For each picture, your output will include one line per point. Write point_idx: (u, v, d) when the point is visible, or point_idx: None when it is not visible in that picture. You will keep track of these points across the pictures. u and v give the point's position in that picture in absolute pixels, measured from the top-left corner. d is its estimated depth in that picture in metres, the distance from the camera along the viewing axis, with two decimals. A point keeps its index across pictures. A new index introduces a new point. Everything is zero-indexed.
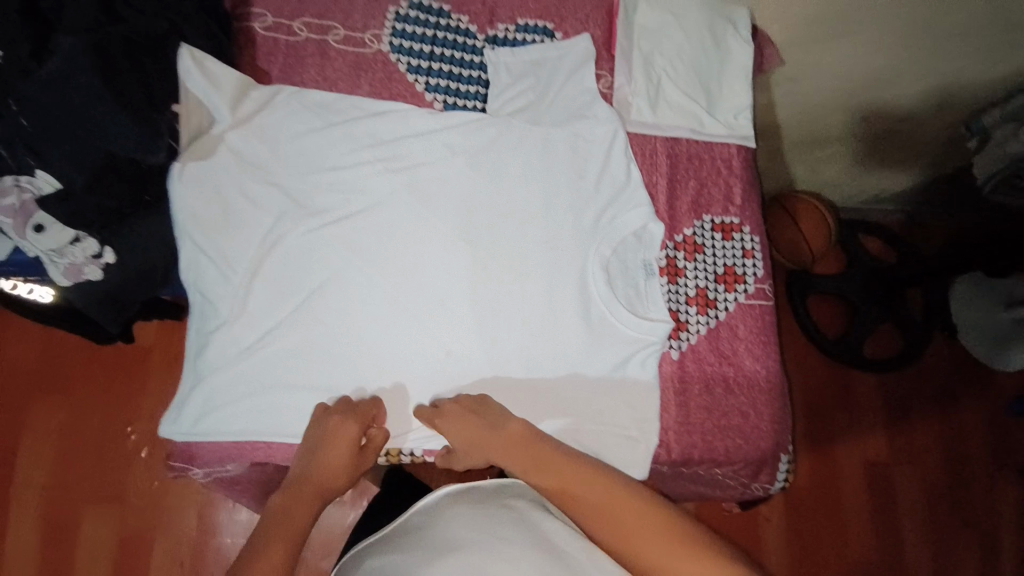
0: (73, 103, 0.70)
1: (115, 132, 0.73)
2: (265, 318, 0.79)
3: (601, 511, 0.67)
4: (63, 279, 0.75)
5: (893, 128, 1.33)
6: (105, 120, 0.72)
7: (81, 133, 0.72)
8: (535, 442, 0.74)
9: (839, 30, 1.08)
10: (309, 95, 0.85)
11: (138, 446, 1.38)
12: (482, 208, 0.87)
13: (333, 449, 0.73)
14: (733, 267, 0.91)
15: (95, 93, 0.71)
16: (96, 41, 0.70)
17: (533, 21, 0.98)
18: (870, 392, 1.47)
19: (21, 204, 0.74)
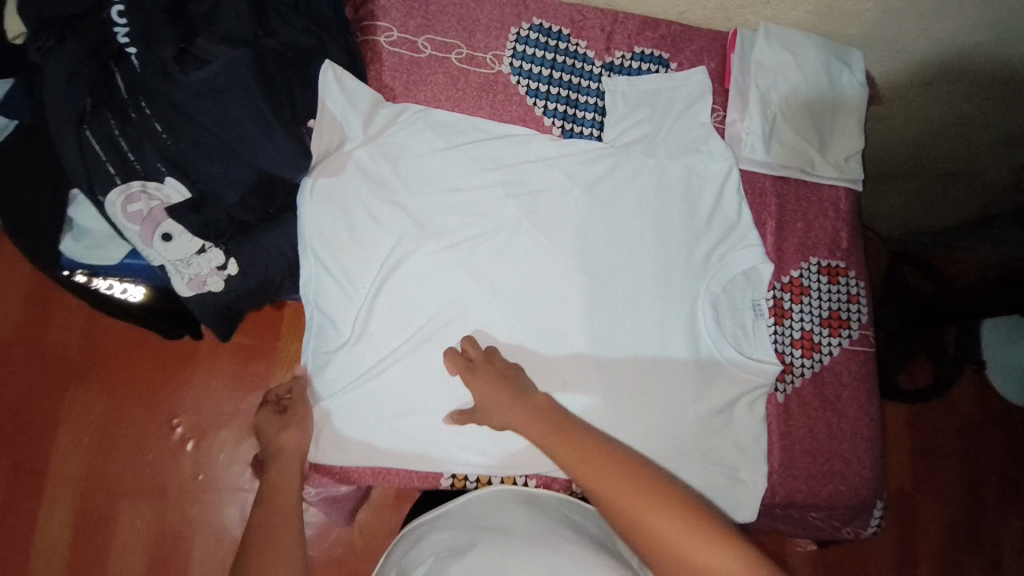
0: (224, 115, 0.68)
1: (268, 149, 0.70)
2: (384, 340, 0.80)
3: (609, 481, 0.65)
4: (187, 289, 0.73)
5: (968, 172, 1.26)
6: (250, 136, 0.69)
7: (224, 143, 0.70)
8: (549, 418, 0.72)
9: (939, 77, 1.06)
10: (434, 113, 0.84)
11: (185, 440, 1.21)
12: (598, 237, 0.87)
13: (270, 428, 0.77)
14: (838, 312, 0.91)
15: (252, 106, 0.69)
16: (255, 56, 0.69)
17: (649, 51, 0.97)
18: (933, 431, 1.47)
19: (149, 212, 0.70)
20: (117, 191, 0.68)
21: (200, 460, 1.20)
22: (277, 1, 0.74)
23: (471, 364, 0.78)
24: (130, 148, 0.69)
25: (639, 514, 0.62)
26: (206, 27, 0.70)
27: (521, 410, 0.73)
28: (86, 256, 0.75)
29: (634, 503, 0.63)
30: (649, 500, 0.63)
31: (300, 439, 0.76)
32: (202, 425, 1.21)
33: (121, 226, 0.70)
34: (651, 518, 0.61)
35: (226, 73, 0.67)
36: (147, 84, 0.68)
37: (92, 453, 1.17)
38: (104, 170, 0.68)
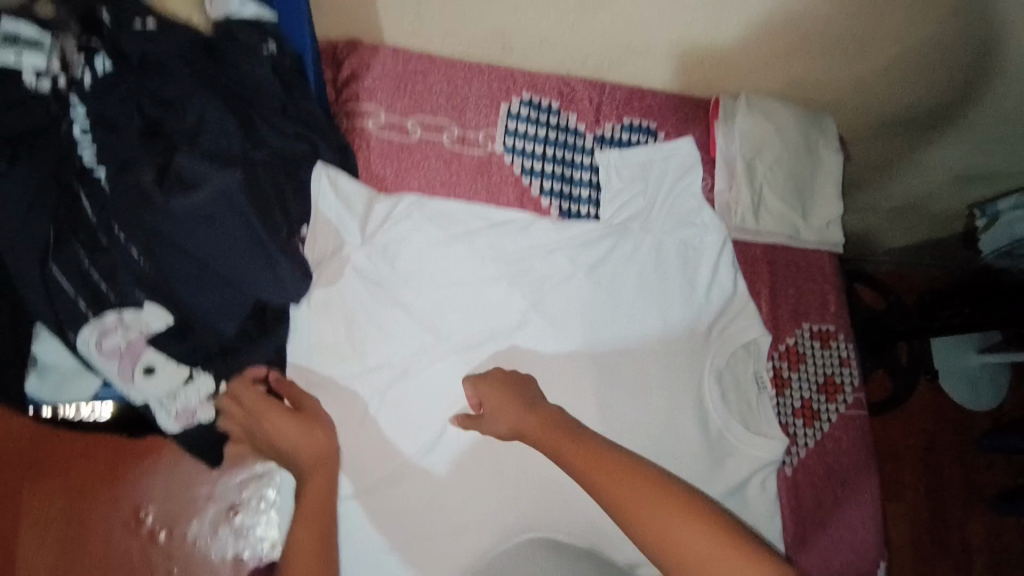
0: (217, 243, 0.61)
1: (270, 281, 0.64)
2: (394, 452, 0.75)
3: (619, 487, 0.60)
4: (173, 424, 0.68)
5: (922, 215, 1.31)
6: (247, 264, 0.62)
7: (215, 270, 0.62)
8: (557, 424, 0.68)
9: (899, 128, 1.08)
10: (435, 204, 0.79)
11: (156, 532, 1.00)
12: (605, 320, 0.86)
13: (293, 439, 0.68)
14: (833, 377, 0.94)
15: (250, 235, 0.61)
16: (251, 176, 0.63)
17: (637, 120, 0.95)
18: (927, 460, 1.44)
19: (129, 344, 0.63)
20: (89, 328, 0.62)
21: (173, 557, 0.98)
22: (264, 107, 0.65)
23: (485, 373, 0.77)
24: (102, 277, 0.61)
25: (625, 498, 0.59)
26: (187, 144, 0.59)
27: (524, 412, 0.70)
28: (54, 395, 0.67)
29: (608, 476, 0.61)
30: (629, 480, 0.60)
31: (331, 448, 0.69)
32: (173, 513, 0.99)
33: (97, 364, 0.64)
34: (638, 497, 0.59)
35: (216, 199, 0.59)
36: (122, 208, 0.59)
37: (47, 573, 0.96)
38: (73, 306, 0.61)
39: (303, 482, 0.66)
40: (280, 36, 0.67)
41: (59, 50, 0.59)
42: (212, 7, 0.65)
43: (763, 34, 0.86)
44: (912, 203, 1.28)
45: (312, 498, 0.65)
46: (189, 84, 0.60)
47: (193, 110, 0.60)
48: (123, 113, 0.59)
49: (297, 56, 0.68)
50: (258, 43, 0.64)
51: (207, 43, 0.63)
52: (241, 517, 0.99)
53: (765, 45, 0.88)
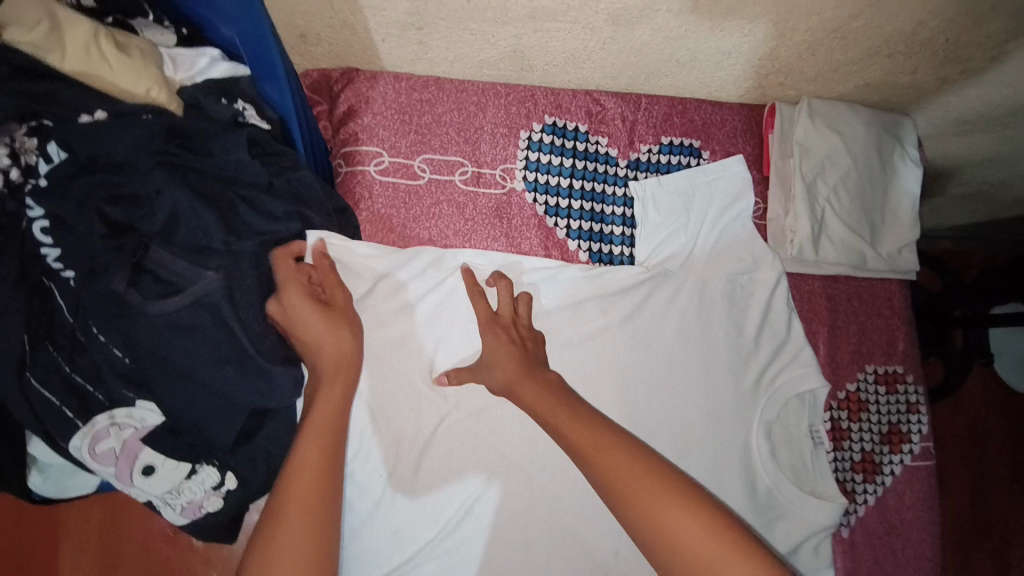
0: (204, 359, 0.54)
1: (265, 392, 0.56)
2: (413, 536, 0.70)
3: (615, 463, 0.57)
4: (182, 518, 0.62)
5: (996, 201, 1.16)
6: (243, 380, 0.55)
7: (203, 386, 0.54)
8: (560, 396, 0.63)
9: (993, 125, 0.91)
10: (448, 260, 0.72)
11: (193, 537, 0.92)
12: (640, 376, 0.78)
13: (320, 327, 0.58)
14: (898, 425, 0.84)
15: (235, 347, 0.55)
16: (231, 277, 0.55)
17: (678, 139, 0.83)
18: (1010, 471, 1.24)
19: (123, 447, 0.57)
20: (80, 434, 0.56)
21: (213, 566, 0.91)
22: (243, 185, 0.57)
23: (495, 313, 0.70)
24: (88, 380, 0.55)
25: (599, 458, 0.57)
26: (162, 242, 0.54)
27: (534, 383, 0.65)
28: (58, 491, 0.64)
29: (605, 455, 0.57)
30: (628, 462, 0.57)
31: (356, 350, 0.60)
32: None
33: (93, 466, 0.58)
34: (615, 465, 0.57)
35: (199, 307, 0.53)
36: (105, 313, 0.53)
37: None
38: (60, 415, 0.55)
39: (319, 387, 0.58)
40: (259, 99, 0.62)
41: (7, 143, 0.50)
42: (174, 71, 0.58)
43: (833, 41, 0.74)
44: (987, 190, 1.12)
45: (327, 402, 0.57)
46: (155, 174, 0.53)
47: (162, 206, 0.53)
48: (82, 219, 0.52)
49: (279, 118, 0.63)
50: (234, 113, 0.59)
51: (171, 125, 0.55)
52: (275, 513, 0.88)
53: (836, 50, 0.76)
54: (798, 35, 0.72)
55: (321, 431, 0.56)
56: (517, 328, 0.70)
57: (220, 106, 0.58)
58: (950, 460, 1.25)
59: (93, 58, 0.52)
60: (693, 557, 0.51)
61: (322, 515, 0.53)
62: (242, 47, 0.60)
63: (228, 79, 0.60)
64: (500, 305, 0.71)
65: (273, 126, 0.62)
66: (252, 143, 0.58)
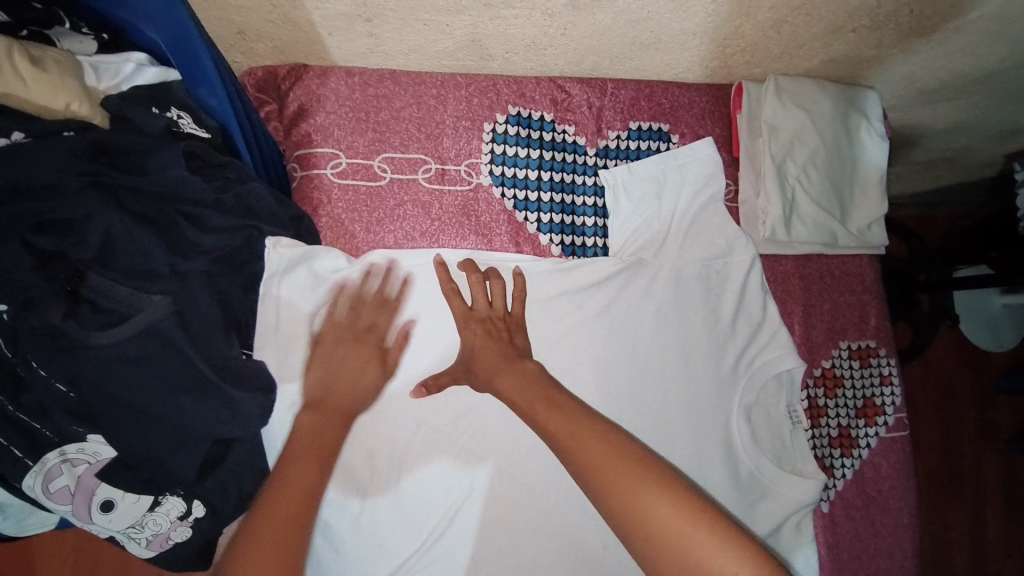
0: (154, 389, 0.51)
1: (225, 422, 0.53)
2: (394, 546, 0.68)
3: (598, 452, 0.55)
4: (148, 551, 0.59)
5: (960, 167, 1.18)
6: (197, 408, 0.52)
7: (157, 417, 0.51)
8: (539, 385, 0.63)
9: (956, 94, 0.91)
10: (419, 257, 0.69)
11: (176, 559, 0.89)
12: (619, 368, 0.77)
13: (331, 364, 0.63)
14: (872, 398, 0.86)
15: (189, 371, 0.52)
16: (180, 303, 0.53)
17: (646, 124, 0.81)
18: (977, 429, 1.28)
19: (78, 484, 0.54)
20: (32, 474, 0.53)
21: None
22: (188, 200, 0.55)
23: (470, 308, 0.68)
24: (34, 417, 0.52)
25: (581, 446, 0.56)
26: (99, 267, 0.51)
27: (512, 371, 0.64)
28: (16, 527, 0.59)
29: (586, 446, 0.56)
30: (607, 450, 0.56)
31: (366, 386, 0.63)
32: None
33: (50, 504, 0.55)
34: (592, 449, 0.56)
35: (144, 336, 0.50)
36: (41, 348, 0.49)
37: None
38: (8, 456, 0.52)
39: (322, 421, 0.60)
40: (193, 105, 0.58)
41: None
42: (98, 81, 0.55)
43: (798, 18, 0.73)
44: (950, 157, 1.13)
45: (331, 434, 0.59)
46: (85, 197, 0.50)
47: (93, 232, 0.50)
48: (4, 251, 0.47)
49: (219, 126, 0.60)
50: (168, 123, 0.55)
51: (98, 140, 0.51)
52: None
53: (801, 26, 0.74)
54: (763, 13, 0.70)
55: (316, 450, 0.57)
56: (493, 320, 0.68)
57: (151, 116, 0.54)
58: (923, 422, 1.28)
59: (7, 67, 0.48)
60: (672, 543, 0.50)
61: (305, 523, 0.51)
62: (170, 52, 0.56)
63: (159, 85, 0.57)
64: (475, 297, 0.69)
65: (212, 134, 0.59)
66: (191, 156, 0.55)
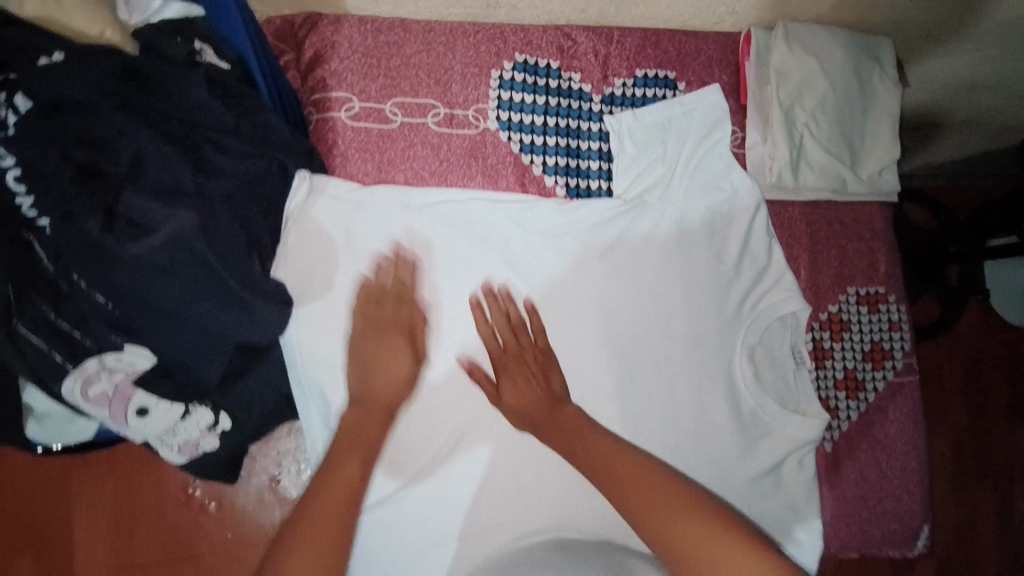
0: (183, 295, 0.57)
1: (249, 326, 0.61)
2: (404, 463, 0.72)
3: (619, 478, 0.60)
4: (182, 457, 0.65)
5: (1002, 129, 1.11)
6: (222, 313, 0.59)
7: (187, 321, 0.58)
8: (553, 408, 0.68)
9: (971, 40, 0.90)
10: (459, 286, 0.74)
11: (205, 503, 1.04)
12: (622, 307, 0.79)
13: (370, 364, 0.69)
14: (880, 343, 0.86)
15: (215, 283, 0.58)
16: (204, 217, 0.58)
17: (652, 72, 0.83)
18: (1005, 397, 1.24)
19: (116, 390, 0.59)
20: (72, 378, 0.58)
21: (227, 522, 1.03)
22: (214, 130, 0.60)
23: (501, 347, 0.72)
24: (74, 327, 0.57)
25: (614, 480, 0.60)
26: (132, 185, 0.56)
27: (530, 376, 0.70)
28: (56, 437, 0.66)
29: (618, 476, 0.60)
30: (636, 476, 0.59)
31: (403, 374, 0.69)
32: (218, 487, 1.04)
33: (89, 409, 0.60)
34: (641, 486, 0.58)
35: (171, 246, 0.56)
36: (80, 257, 0.55)
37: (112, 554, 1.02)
38: (50, 360, 0.57)
39: (363, 414, 0.67)
40: (215, 37, 0.65)
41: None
42: (130, 16, 0.64)
43: None
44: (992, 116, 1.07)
45: (372, 437, 0.66)
46: (115, 119, 0.56)
47: (126, 149, 0.56)
48: (50, 163, 0.54)
49: (239, 58, 0.66)
50: (192, 52, 0.62)
51: (133, 68, 0.59)
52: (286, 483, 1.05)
53: None
54: None
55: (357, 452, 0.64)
56: (525, 356, 0.71)
57: (176, 45, 0.62)
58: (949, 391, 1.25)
59: (59, 5, 0.62)
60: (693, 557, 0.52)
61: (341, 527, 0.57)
62: None
63: (183, 19, 0.64)
64: (502, 333, 0.73)
65: (232, 66, 0.65)
66: (213, 83, 0.62)
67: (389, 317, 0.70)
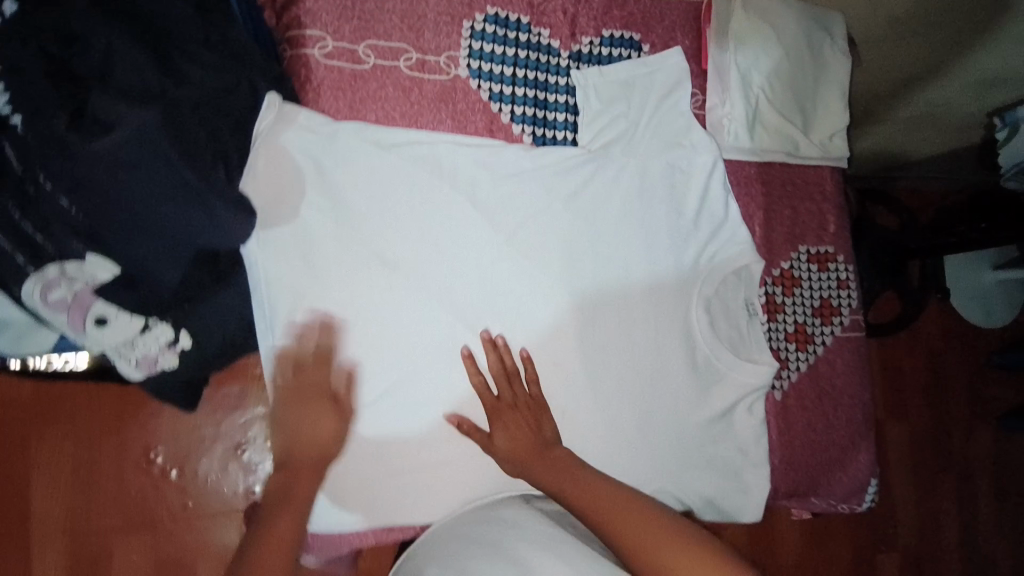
0: (147, 190, 0.62)
1: (212, 230, 0.65)
2: (364, 390, 0.74)
3: (620, 520, 0.67)
4: (138, 373, 0.66)
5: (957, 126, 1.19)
6: (185, 212, 0.64)
7: (151, 216, 0.63)
8: (542, 452, 0.74)
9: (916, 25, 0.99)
10: (437, 271, 0.76)
11: (167, 470, 1.08)
12: (586, 255, 0.82)
13: (295, 415, 0.71)
14: (829, 299, 0.91)
15: (181, 181, 0.63)
16: (169, 113, 0.62)
17: (618, 33, 0.87)
18: (917, 374, 1.40)
19: (75, 297, 0.62)
20: (32, 282, 0.61)
21: (189, 490, 1.08)
22: (184, 40, 0.65)
23: (497, 398, 0.76)
24: (37, 229, 0.60)
25: (610, 517, 0.67)
26: (101, 87, 0.60)
27: (522, 417, 0.75)
28: (12, 347, 0.66)
29: (622, 521, 0.67)
30: (632, 516, 0.67)
31: (331, 436, 0.71)
32: (183, 453, 1.08)
33: (45, 315, 0.62)
34: (641, 531, 0.66)
35: (131, 142, 0.60)
36: (46, 156, 0.58)
37: (70, 496, 1.04)
38: (12, 263, 0.60)
39: (295, 467, 0.70)
40: None
41: None
42: None
43: None
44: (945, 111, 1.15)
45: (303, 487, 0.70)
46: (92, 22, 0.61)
47: (97, 47, 0.61)
48: (27, 58, 0.59)
49: None
50: None
51: None
52: (250, 454, 1.10)
53: None
54: None
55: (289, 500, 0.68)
56: (522, 408, 0.76)
57: None
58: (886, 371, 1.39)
59: None
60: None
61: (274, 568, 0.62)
62: None
63: None
64: (500, 387, 0.76)
65: None
66: None
67: (311, 376, 0.72)
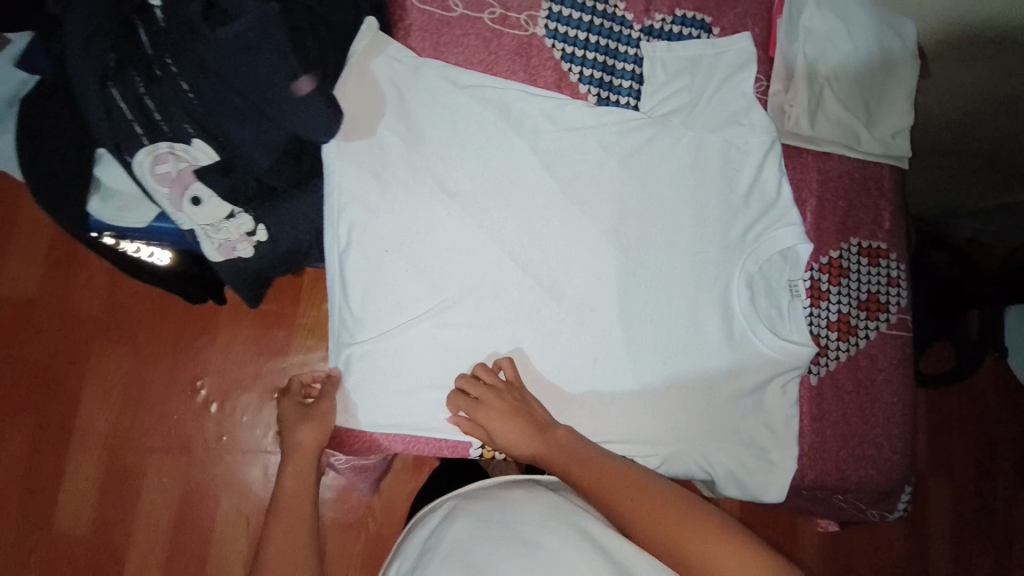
0: (252, 75, 0.68)
1: (304, 118, 0.70)
2: (410, 307, 0.79)
3: (636, 503, 0.68)
4: (217, 255, 0.75)
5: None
6: (282, 99, 0.69)
7: (254, 103, 0.70)
8: (548, 441, 0.76)
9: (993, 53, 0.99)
10: (492, 209, 0.80)
11: (208, 403, 1.14)
12: (634, 217, 0.84)
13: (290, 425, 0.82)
14: (876, 295, 0.90)
15: (284, 69, 0.68)
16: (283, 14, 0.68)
17: (691, 13, 0.91)
18: (965, 417, 1.34)
19: (178, 174, 0.71)
20: (145, 152, 0.70)
21: (226, 423, 1.14)
22: None
23: (478, 399, 0.77)
24: (156, 107, 0.70)
25: (627, 498, 0.68)
26: None
27: (517, 422, 0.76)
28: (110, 216, 0.77)
29: (637, 502, 0.68)
30: (647, 498, 0.68)
31: (315, 441, 0.79)
32: (224, 387, 1.14)
33: (151, 187, 0.71)
34: (656, 512, 0.66)
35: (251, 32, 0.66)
36: (177, 40, 0.68)
37: (118, 404, 1.12)
38: (132, 131, 0.69)
39: (291, 471, 0.79)
40: None
41: None
42: None
43: None
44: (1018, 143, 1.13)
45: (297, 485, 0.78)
46: None
47: None
48: None
49: None
50: None
51: None
52: None
53: None
54: None
55: (288, 505, 0.76)
56: (509, 401, 0.77)
57: None
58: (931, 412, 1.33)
59: None
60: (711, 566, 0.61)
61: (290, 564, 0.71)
62: None
63: None
64: (479, 390, 0.77)
65: None
66: None
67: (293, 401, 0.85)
